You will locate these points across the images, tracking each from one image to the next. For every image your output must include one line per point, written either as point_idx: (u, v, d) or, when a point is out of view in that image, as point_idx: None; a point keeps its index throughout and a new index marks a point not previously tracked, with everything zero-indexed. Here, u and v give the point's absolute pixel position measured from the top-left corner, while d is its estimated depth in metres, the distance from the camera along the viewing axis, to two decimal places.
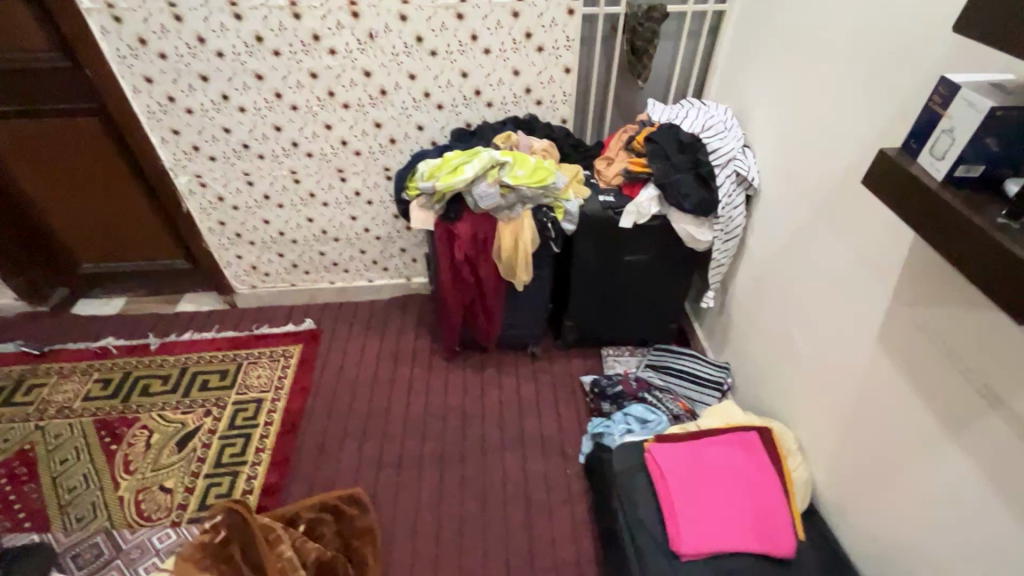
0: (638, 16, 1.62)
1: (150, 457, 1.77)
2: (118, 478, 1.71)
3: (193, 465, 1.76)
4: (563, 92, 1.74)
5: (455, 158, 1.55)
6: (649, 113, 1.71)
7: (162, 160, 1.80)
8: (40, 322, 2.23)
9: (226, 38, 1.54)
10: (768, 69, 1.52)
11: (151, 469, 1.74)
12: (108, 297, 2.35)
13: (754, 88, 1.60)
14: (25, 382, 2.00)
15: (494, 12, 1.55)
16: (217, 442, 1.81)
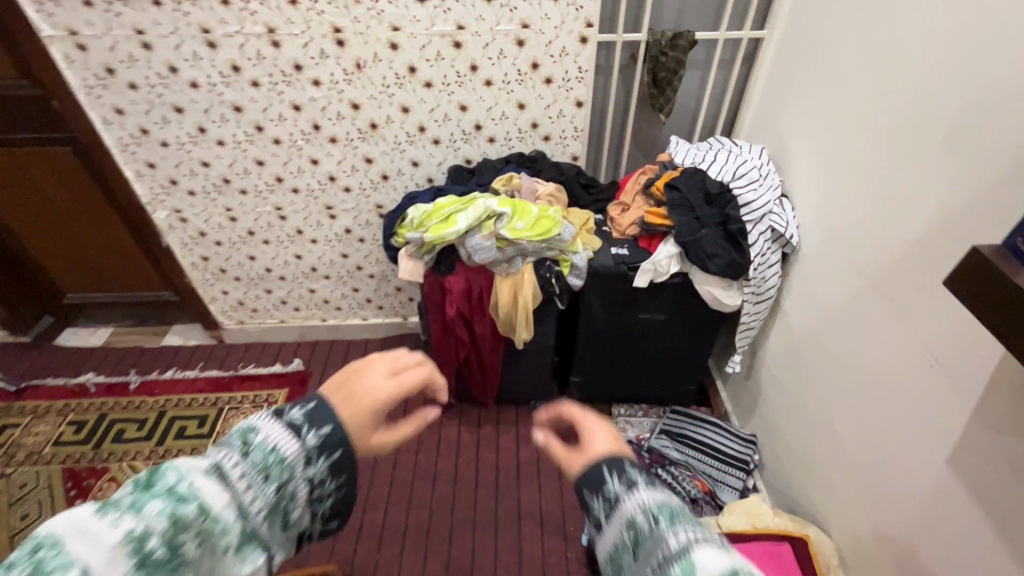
0: (662, 44, 1.42)
1: None
2: None
3: None
4: (574, 127, 1.55)
5: (448, 206, 1.37)
6: (672, 153, 1.51)
7: (138, 194, 1.68)
8: (22, 353, 2.14)
9: (200, 68, 1.40)
10: (813, 109, 1.30)
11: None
12: (94, 327, 2.25)
13: (796, 129, 1.38)
14: None
15: (496, 41, 1.37)
16: None
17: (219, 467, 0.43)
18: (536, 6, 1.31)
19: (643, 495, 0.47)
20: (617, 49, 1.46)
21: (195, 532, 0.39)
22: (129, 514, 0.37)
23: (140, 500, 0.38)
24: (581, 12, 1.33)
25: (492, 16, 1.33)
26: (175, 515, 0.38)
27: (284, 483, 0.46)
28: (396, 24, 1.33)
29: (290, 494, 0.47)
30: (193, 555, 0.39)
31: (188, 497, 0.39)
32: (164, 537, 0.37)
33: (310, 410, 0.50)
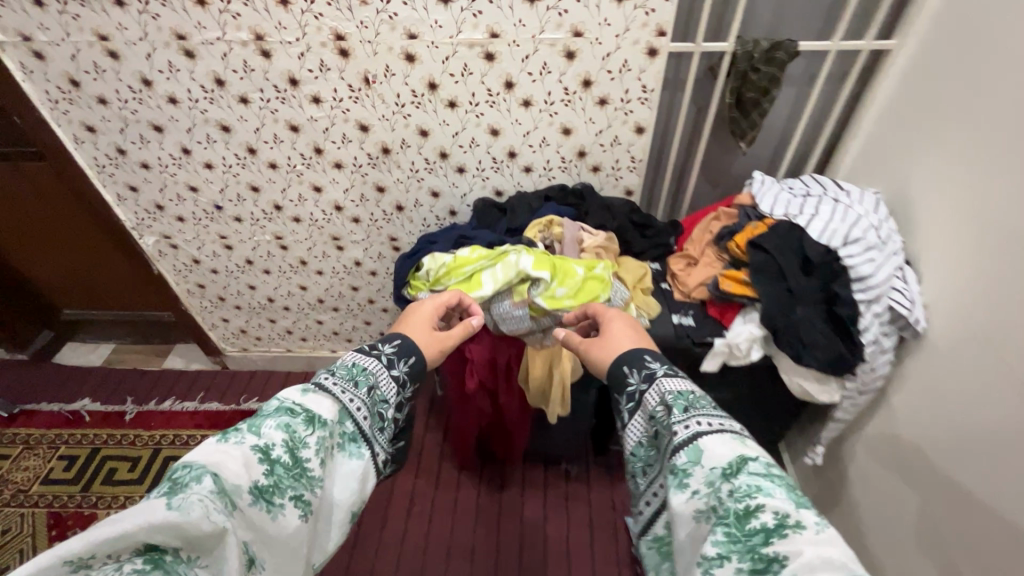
0: (752, 57, 1.09)
1: None
2: None
3: None
4: (631, 157, 1.25)
5: (472, 261, 1.11)
6: (756, 198, 1.18)
7: (122, 218, 1.47)
8: (18, 371, 2.00)
9: (178, 80, 1.15)
10: (966, 136, 0.95)
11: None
12: (94, 345, 2.10)
13: (933, 146, 1.03)
14: None
15: (539, 52, 1.07)
16: None
17: (315, 392, 0.72)
18: (593, 10, 1.00)
19: (670, 388, 0.74)
20: (693, 62, 1.14)
21: (304, 438, 0.67)
22: (256, 434, 0.65)
23: (261, 425, 0.66)
24: (651, 17, 1.01)
25: (535, 22, 1.03)
26: (286, 430, 0.66)
27: (372, 388, 0.79)
28: (412, 31, 1.05)
29: (377, 398, 0.80)
30: (310, 454, 0.67)
31: (297, 416, 0.68)
32: (283, 447, 0.65)
33: (392, 345, 0.87)
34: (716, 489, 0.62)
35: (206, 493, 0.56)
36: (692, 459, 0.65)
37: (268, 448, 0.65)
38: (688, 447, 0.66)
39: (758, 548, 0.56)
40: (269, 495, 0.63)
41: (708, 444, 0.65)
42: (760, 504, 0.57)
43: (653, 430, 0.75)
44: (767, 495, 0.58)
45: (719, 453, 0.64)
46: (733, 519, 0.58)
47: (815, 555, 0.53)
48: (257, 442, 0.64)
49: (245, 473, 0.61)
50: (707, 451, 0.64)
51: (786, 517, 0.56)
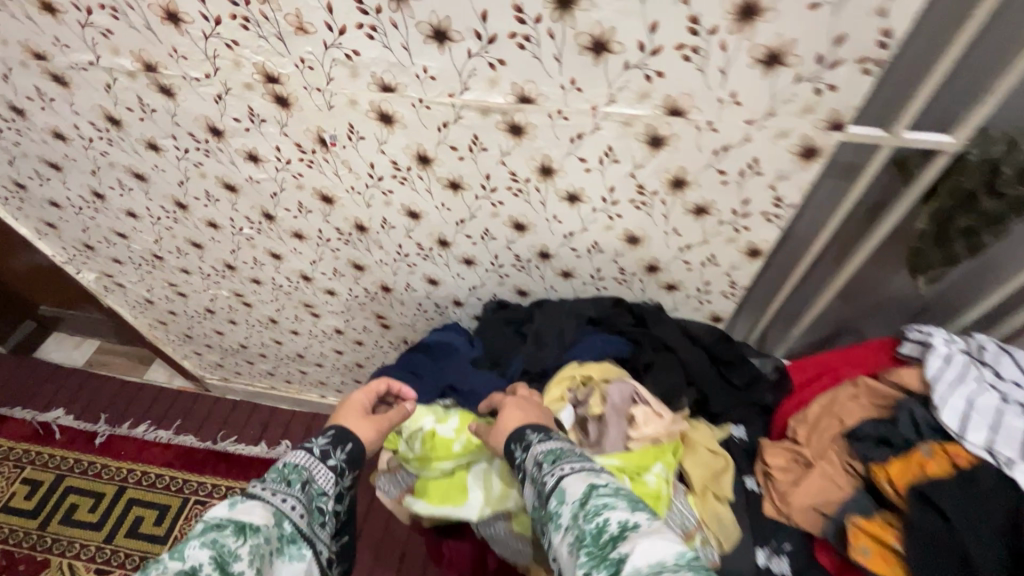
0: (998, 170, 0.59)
1: None
2: None
3: None
4: (729, 282, 0.79)
5: (459, 448, 0.73)
6: (931, 383, 0.72)
7: (49, 252, 1.16)
8: None
9: (57, 113, 0.78)
10: None
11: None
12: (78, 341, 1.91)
13: None
14: None
15: (601, 132, 0.61)
16: None
17: (244, 498, 0.54)
18: (711, 76, 0.53)
19: (540, 445, 0.59)
20: (872, 158, 0.65)
21: (239, 546, 0.49)
22: (177, 558, 0.46)
23: (183, 547, 0.47)
24: (823, 98, 0.53)
25: (599, 86, 0.57)
26: (214, 544, 0.47)
27: (307, 483, 0.59)
28: (386, 81, 0.61)
29: (314, 493, 0.59)
30: (249, 564, 0.48)
31: (225, 527, 0.49)
32: (212, 564, 0.46)
33: (326, 434, 0.65)
34: (577, 520, 0.50)
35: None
36: (556, 499, 0.53)
37: (195, 567, 0.45)
38: (553, 489, 0.54)
39: (608, 556, 0.45)
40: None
41: (569, 480, 0.54)
42: (608, 517, 0.48)
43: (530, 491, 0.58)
44: (618, 505, 0.49)
45: (578, 481, 0.53)
46: (589, 538, 0.48)
47: (653, 547, 0.44)
48: (181, 564, 0.45)
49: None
50: (566, 484, 0.53)
51: (634, 521, 0.47)
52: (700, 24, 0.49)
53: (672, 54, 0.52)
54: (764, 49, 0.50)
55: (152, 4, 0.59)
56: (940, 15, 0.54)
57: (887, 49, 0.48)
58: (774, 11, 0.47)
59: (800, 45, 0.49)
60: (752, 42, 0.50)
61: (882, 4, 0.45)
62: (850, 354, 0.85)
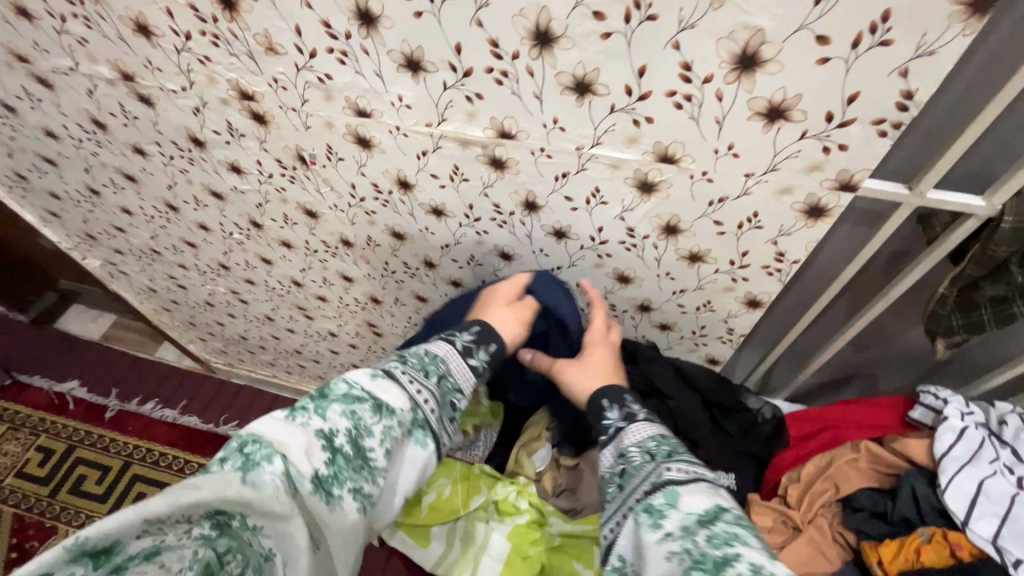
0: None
1: None
2: None
3: None
4: (727, 328, 0.74)
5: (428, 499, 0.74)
6: (939, 459, 0.66)
7: (55, 239, 1.17)
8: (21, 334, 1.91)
9: (46, 112, 0.77)
10: None
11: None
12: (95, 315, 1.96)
13: None
14: None
15: (587, 173, 0.57)
16: None
17: (386, 374, 0.53)
18: (706, 126, 0.48)
19: (647, 434, 0.54)
20: (891, 214, 0.59)
21: (372, 423, 0.49)
22: (321, 416, 0.47)
23: (325, 405, 0.48)
24: (831, 158, 0.47)
25: (583, 127, 0.52)
26: (352, 414, 0.48)
27: (443, 376, 0.57)
28: (361, 106, 0.58)
29: (448, 388, 0.57)
30: (378, 444, 0.48)
31: (364, 400, 0.49)
32: (346, 434, 0.47)
33: (470, 330, 0.63)
34: (692, 535, 0.43)
35: (278, 474, 0.41)
36: (667, 498, 0.47)
37: (332, 433, 0.46)
38: (667, 485, 0.48)
39: None
40: (328, 486, 0.45)
41: (688, 487, 0.48)
42: (739, 555, 0.40)
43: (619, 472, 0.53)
44: (751, 542, 0.42)
45: (700, 496, 0.47)
46: (710, 563, 0.40)
47: None
48: (321, 424, 0.46)
49: (308, 454, 0.44)
50: (687, 492, 0.47)
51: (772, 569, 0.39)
52: (692, 71, 0.44)
53: (663, 100, 0.47)
54: (765, 102, 0.44)
55: (121, 15, 0.56)
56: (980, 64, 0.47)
57: (908, 112, 0.42)
58: (777, 63, 0.41)
59: (806, 100, 0.43)
60: (751, 94, 0.44)
61: (902, 64, 0.39)
62: (860, 411, 0.78)
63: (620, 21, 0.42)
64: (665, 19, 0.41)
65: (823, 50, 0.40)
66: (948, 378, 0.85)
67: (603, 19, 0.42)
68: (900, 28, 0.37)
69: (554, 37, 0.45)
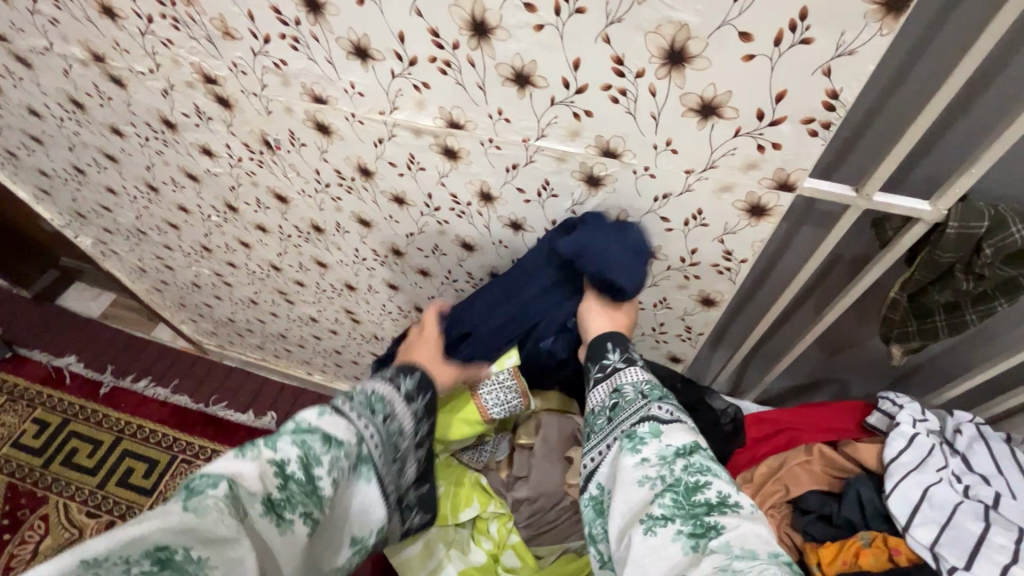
0: (982, 240, 0.52)
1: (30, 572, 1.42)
2: None
3: None
4: (685, 326, 0.74)
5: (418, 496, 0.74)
6: (887, 465, 0.66)
7: (48, 216, 1.20)
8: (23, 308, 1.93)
9: (29, 91, 0.79)
10: None
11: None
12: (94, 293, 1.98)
13: None
14: None
15: (535, 165, 0.57)
16: None
17: (333, 408, 0.54)
18: (643, 121, 0.48)
19: (640, 375, 0.58)
20: (842, 217, 0.59)
21: (323, 454, 0.50)
22: (271, 449, 0.48)
23: (276, 438, 0.49)
24: (766, 156, 0.47)
25: (527, 119, 0.52)
26: (303, 444, 0.49)
27: (387, 417, 0.58)
28: (317, 92, 0.59)
29: (391, 429, 0.58)
30: (327, 474, 0.50)
31: (314, 431, 0.51)
32: (298, 462, 0.48)
33: (411, 375, 0.63)
34: (669, 464, 0.49)
35: (220, 497, 0.41)
36: (651, 429, 0.52)
37: (283, 461, 0.48)
38: (654, 418, 0.53)
39: (698, 516, 0.44)
40: (280, 509, 0.46)
41: (672, 426, 0.53)
42: (708, 482, 0.46)
43: (608, 405, 0.57)
44: (718, 475, 0.48)
45: (681, 430, 0.52)
46: (681, 488, 0.47)
47: (752, 530, 0.43)
48: (272, 454, 0.48)
49: (260, 480, 0.45)
50: (668, 428, 0.52)
51: (732, 499, 0.45)
52: (625, 65, 0.44)
53: (599, 94, 0.47)
54: (696, 98, 0.44)
55: None
56: (926, 67, 0.47)
57: (836, 112, 0.42)
58: (705, 58, 0.41)
59: (736, 97, 0.43)
60: (683, 90, 0.44)
61: (826, 63, 0.39)
62: (817, 415, 0.77)
63: (550, 13, 0.42)
64: (593, 13, 0.41)
65: (747, 47, 0.40)
66: (916, 386, 0.84)
67: (534, 11, 0.43)
68: (819, 26, 0.37)
69: (491, 28, 0.45)
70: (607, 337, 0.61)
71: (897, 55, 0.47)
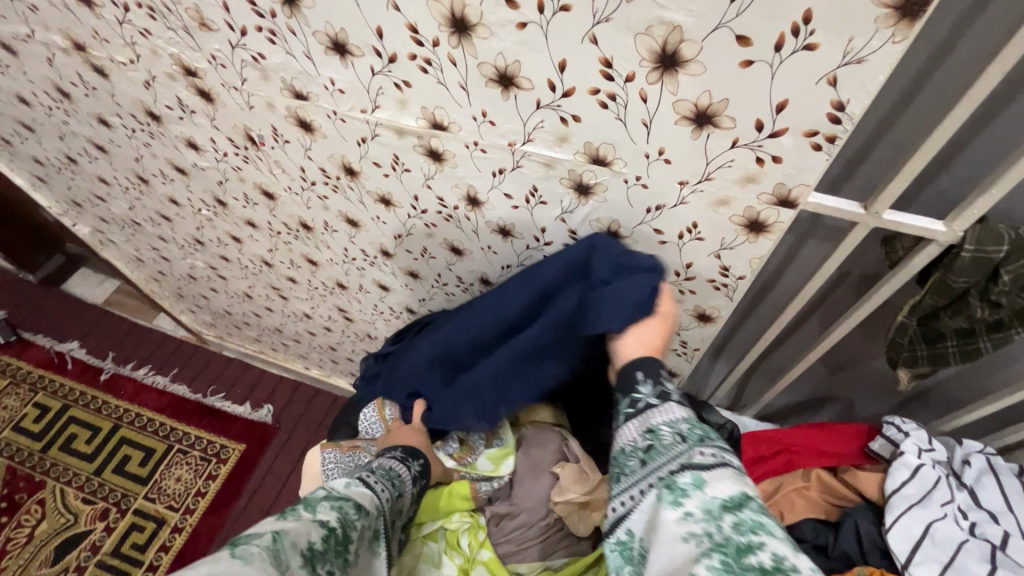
0: (1000, 264, 0.48)
1: (22, 558, 1.33)
2: None
3: None
4: (680, 340, 0.71)
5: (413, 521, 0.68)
6: (888, 496, 0.62)
7: (46, 204, 1.20)
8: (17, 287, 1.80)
9: (16, 79, 0.77)
10: None
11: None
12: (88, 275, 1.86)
13: None
14: None
15: (523, 171, 0.54)
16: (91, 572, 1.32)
17: (360, 480, 0.52)
18: (634, 128, 0.45)
19: (675, 409, 0.44)
20: (849, 233, 0.55)
21: (357, 520, 0.47)
22: (310, 510, 0.45)
23: (314, 502, 0.46)
24: (765, 170, 0.44)
25: (513, 122, 0.49)
26: (340, 507, 0.47)
27: (401, 494, 0.56)
28: (297, 88, 0.56)
29: (400, 510, 0.56)
30: (358, 541, 0.47)
31: (347, 498, 0.48)
32: (337, 522, 0.45)
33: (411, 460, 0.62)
34: (716, 521, 0.35)
35: (265, 548, 0.38)
36: (693, 478, 0.38)
37: (325, 521, 0.45)
38: (694, 463, 0.39)
39: None
40: (315, 565, 0.42)
41: (717, 470, 0.38)
42: (768, 547, 0.32)
43: (637, 444, 0.43)
44: (779, 532, 0.33)
45: (730, 476, 0.37)
46: (732, 558, 0.32)
47: None
48: (312, 515, 0.44)
49: (303, 535, 0.42)
50: (713, 474, 0.38)
51: (795, 563, 0.31)
52: (614, 68, 0.41)
53: (587, 98, 0.44)
54: (691, 106, 0.41)
55: None
56: (944, 76, 0.43)
57: (842, 125, 0.38)
58: (699, 64, 0.38)
59: (733, 106, 0.40)
60: (676, 96, 0.41)
61: (831, 72, 0.35)
62: (816, 436, 0.73)
63: (533, 10, 0.39)
64: (579, 10, 0.38)
65: (745, 51, 0.36)
66: (924, 409, 0.80)
67: (517, 8, 0.40)
68: (824, 31, 0.34)
69: (471, 25, 0.42)
70: (639, 362, 0.47)
71: (914, 64, 0.43)
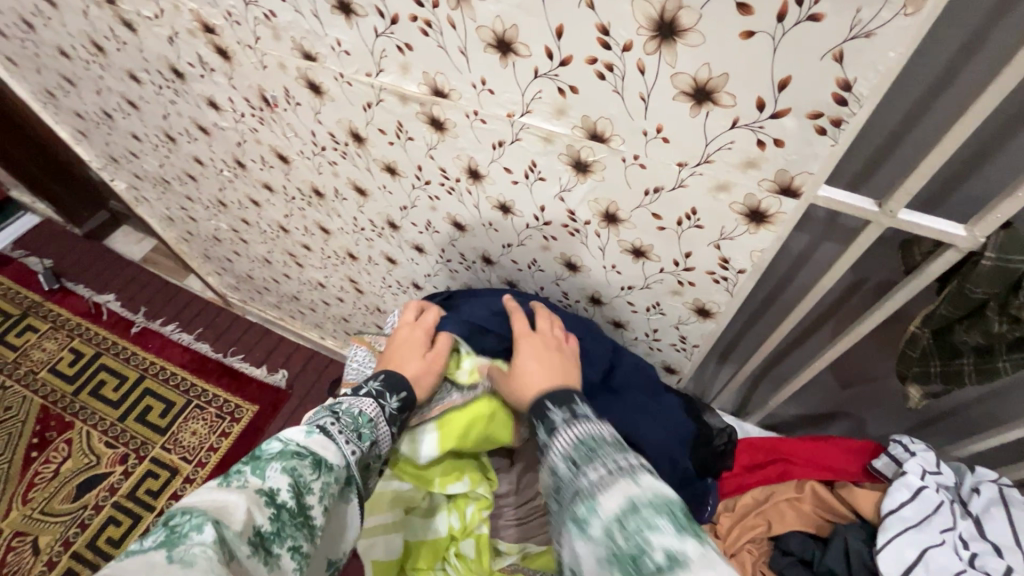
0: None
1: (50, 490, 1.41)
2: (11, 504, 1.39)
3: (74, 531, 1.35)
4: (680, 335, 0.69)
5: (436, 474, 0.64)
6: (885, 517, 0.58)
7: (87, 157, 1.25)
8: (64, 239, 1.88)
9: (56, 30, 0.80)
10: None
11: (40, 510, 1.38)
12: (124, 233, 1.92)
13: None
14: (23, 319, 1.70)
15: (521, 144, 0.53)
16: (109, 509, 1.39)
17: (320, 431, 0.49)
18: (631, 102, 0.43)
19: (566, 440, 0.46)
20: (862, 234, 0.52)
21: (314, 481, 0.45)
22: (258, 476, 0.42)
23: (263, 464, 0.43)
24: (767, 154, 0.41)
25: (511, 92, 0.48)
26: (294, 472, 0.43)
27: (372, 442, 0.53)
28: (307, 48, 0.56)
29: (372, 455, 0.54)
30: (319, 502, 0.44)
31: (304, 456, 0.45)
32: (290, 491, 0.42)
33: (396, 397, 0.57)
34: (612, 541, 0.38)
35: (211, 544, 0.34)
36: (588, 506, 0.41)
37: (275, 490, 0.42)
38: (586, 492, 0.42)
39: None
40: (268, 544, 0.39)
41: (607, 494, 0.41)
42: (650, 543, 0.37)
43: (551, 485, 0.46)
44: (669, 528, 0.37)
45: (617, 494, 0.40)
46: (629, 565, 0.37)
47: None
48: (260, 483, 0.41)
49: (248, 514, 0.39)
50: (605, 493, 0.41)
51: (688, 552, 0.36)
52: (611, 36, 0.39)
53: (584, 68, 0.42)
54: (689, 81, 0.39)
55: None
56: (973, 69, 0.40)
57: (848, 107, 0.36)
58: (699, 33, 0.36)
59: (733, 81, 0.38)
60: (674, 69, 0.39)
61: (837, 47, 0.33)
62: (816, 450, 0.70)
63: None
64: None
65: (747, 21, 0.34)
66: (941, 433, 0.75)
67: None
68: (831, 1, 0.31)
69: None
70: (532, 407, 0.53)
71: (943, 53, 0.40)
